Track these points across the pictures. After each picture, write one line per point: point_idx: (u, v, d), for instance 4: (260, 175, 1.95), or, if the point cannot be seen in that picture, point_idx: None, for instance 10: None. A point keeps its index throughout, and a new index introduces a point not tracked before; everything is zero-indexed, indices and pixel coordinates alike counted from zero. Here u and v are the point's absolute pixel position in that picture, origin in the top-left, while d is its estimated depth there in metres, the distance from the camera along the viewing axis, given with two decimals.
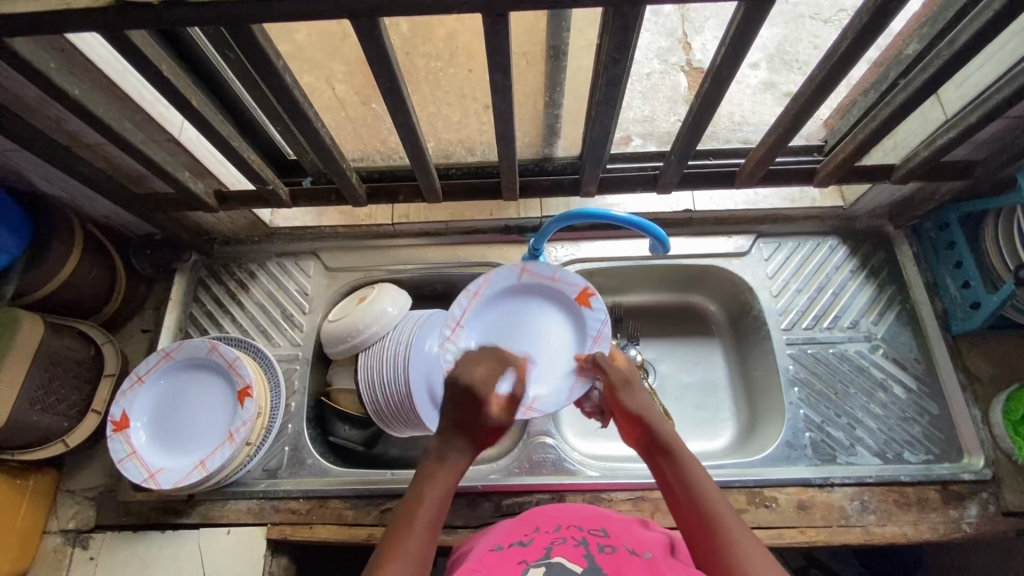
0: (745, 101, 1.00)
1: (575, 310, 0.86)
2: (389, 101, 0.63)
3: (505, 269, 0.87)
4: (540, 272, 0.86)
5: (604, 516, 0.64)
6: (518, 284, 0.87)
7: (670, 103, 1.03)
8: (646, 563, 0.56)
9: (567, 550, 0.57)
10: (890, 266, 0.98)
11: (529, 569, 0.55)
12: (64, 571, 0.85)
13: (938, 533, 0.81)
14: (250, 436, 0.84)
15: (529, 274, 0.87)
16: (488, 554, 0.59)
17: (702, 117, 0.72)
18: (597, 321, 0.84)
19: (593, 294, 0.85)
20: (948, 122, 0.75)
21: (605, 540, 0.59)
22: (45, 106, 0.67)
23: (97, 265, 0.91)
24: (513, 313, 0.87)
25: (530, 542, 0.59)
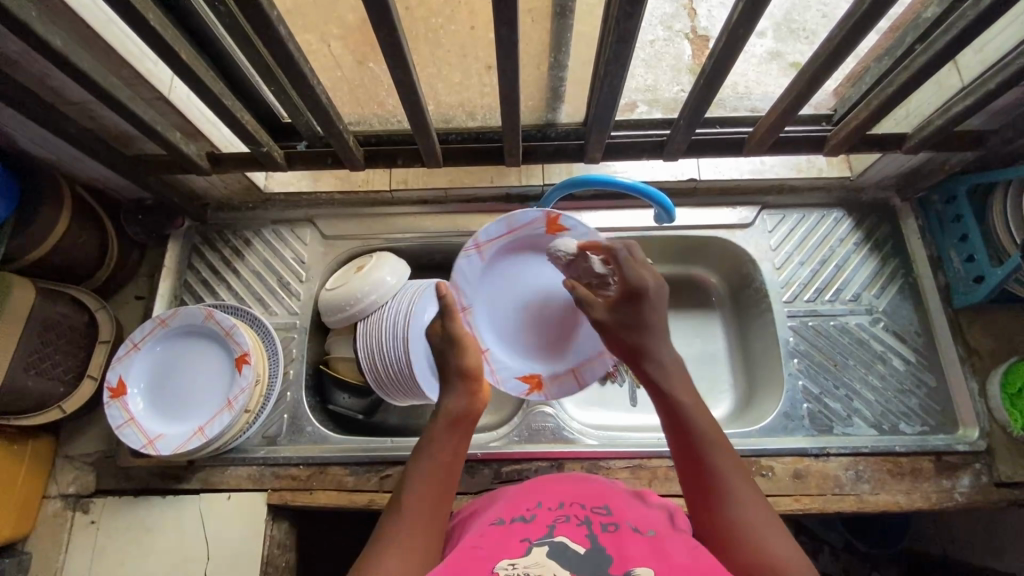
0: (750, 72, 0.97)
1: (554, 243, 0.83)
2: (389, 57, 0.60)
3: (464, 260, 0.80)
4: (494, 235, 0.81)
5: (607, 493, 0.63)
6: (484, 262, 0.82)
7: (672, 72, 0.99)
8: (651, 542, 0.54)
9: (570, 529, 0.56)
10: (894, 239, 0.97)
11: (531, 548, 0.53)
12: (65, 535, 0.86)
13: (930, 502, 0.82)
14: (249, 403, 0.84)
15: (485, 243, 0.81)
16: (488, 528, 0.57)
17: (714, 80, 0.69)
18: (583, 235, 0.80)
19: (557, 216, 0.80)
20: (965, 90, 0.73)
21: (608, 517, 0.58)
22: (28, 59, 0.64)
23: (88, 229, 0.88)
24: (507, 286, 0.84)
25: (533, 518, 0.58)
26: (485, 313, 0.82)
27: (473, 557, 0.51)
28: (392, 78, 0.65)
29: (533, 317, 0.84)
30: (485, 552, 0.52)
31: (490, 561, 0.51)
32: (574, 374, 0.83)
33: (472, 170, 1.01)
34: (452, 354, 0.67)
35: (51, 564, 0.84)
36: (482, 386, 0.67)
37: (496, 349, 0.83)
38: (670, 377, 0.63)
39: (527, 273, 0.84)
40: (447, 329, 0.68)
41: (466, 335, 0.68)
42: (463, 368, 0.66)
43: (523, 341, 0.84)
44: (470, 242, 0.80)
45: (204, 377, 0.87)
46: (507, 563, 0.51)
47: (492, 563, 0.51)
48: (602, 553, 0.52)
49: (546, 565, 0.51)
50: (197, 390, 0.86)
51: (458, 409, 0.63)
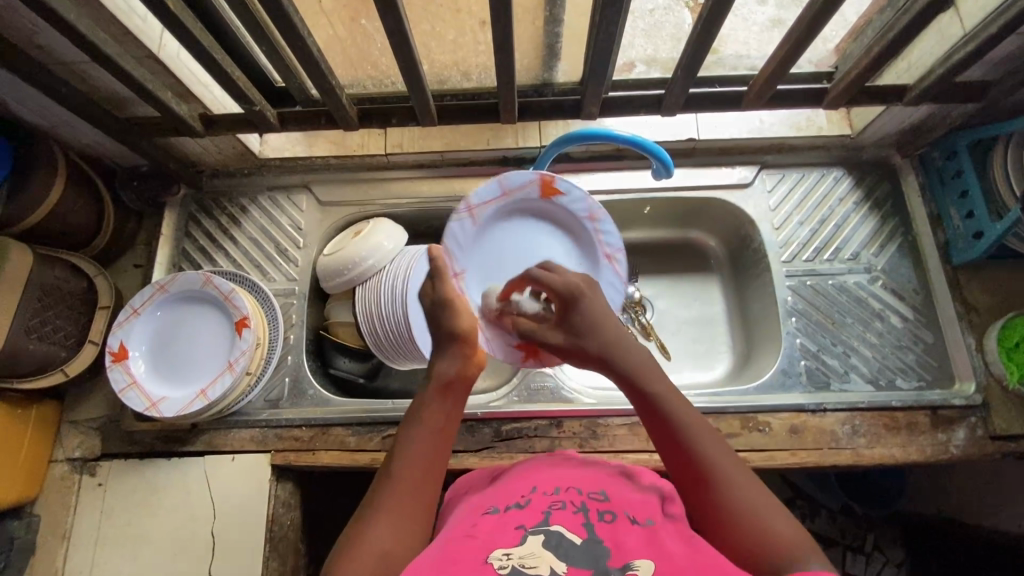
0: (750, 39, 0.96)
1: (546, 202, 0.84)
2: (381, 3, 0.59)
3: (455, 222, 0.79)
4: (487, 198, 0.81)
5: (604, 477, 0.65)
6: (475, 225, 0.81)
7: (673, 41, 0.97)
8: (649, 529, 0.55)
9: (566, 515, 0.57)
10: (894, 198, 0.97)
11: (527, 536, 0.54)
12: (73, 496, 0.87)
13: (925, 455, 0.83)
14: (250, 365, 0.84)
15: (476, 206, 0.80)
16: (483, 515, 0.59)
17: (710, 28, 0.67)
18: (578, 200, 0.84)
19: (552, 180, 0.82)
20: (967, 37, 0.72)
21: (605, 504, 0.59)
22: (15, 15, 0.63)
23: (83, 196, 0.88)
24: (498, 241, 0.84)
25: (528, 505, 0.59)
26: (480, 277, 0.81)
27: (468, 547, 0.53)
28: (383, 28, 0.64)
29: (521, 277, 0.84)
30: (481, 541, 0.55)
31: (486, 550, 0.53)
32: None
33: (470, 132, 1.00)
34: (444, 315, 0.70)
35: (60, 526, 0.86)
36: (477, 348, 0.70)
37: (495, 319, 0.80)
38: (636, 370, 0.65)
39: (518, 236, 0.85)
40: (437, 291, 0.71)
41: (458, 298, 0.71)
42: (457, 331, 0.69)
43: None
44: (464, 205, 0.79)
45: (204, 339, 0.87)
46: (501, 555, 0.52)
47: (486, 553, 0.53)
48: (598, 543, 0.54)
49: (543, 554, 0.52)
50: (197, 352, 0.86)
51: (449, 374, 0.66)
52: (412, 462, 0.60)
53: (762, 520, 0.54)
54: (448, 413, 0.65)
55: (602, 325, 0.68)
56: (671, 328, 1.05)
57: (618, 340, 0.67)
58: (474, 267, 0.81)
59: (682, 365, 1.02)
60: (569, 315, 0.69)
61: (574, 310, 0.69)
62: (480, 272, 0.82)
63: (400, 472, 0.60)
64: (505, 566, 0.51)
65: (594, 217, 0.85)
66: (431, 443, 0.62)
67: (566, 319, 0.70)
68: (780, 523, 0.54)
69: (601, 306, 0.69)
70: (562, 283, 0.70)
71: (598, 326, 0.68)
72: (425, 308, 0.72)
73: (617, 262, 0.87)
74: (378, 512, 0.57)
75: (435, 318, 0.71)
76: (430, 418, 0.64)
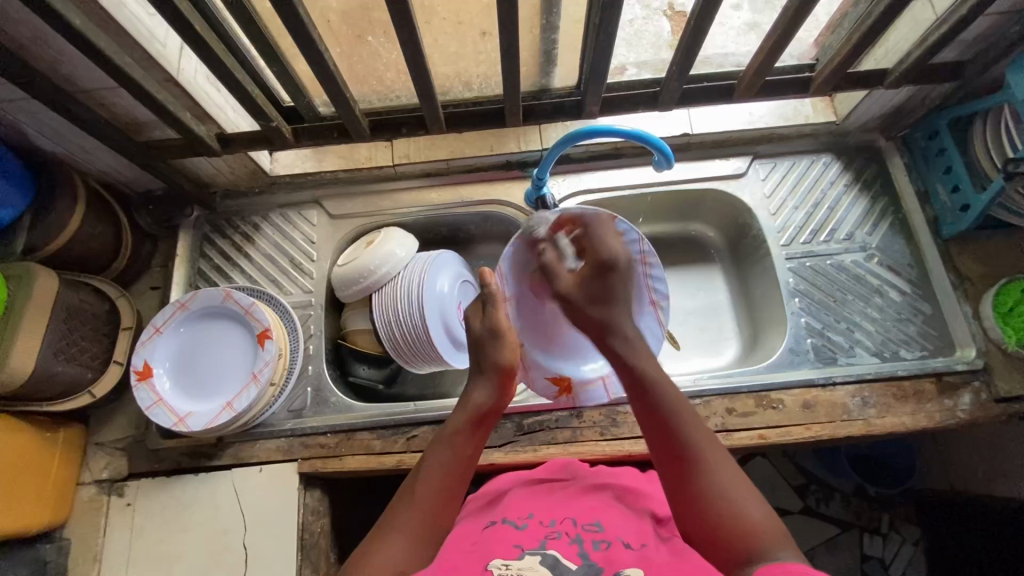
0: (729, 44, 1.01)
1: None
2: (395, 16, 0.63)
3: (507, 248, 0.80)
4: (546, 223, 0.80)
5: (599, 506, 0.67)
6: (530, 248, 0.80)
7: (654, 48, 1.03)
8: (638, 555, 0.58)
9: (563, 540, 0.59)
10: (883, 179, 1.01)
11: (524, 554, 0.57)
12: (102, 518, 0.88)
13: (934, 421, 0.86)
14: (274, 376, 0.86)
15: (528, 229, 0.83)
16: (485, 536, 0.62)
17: (708, 10, 0.69)
18: (633, 241, 0.79)
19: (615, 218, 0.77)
20: (939, 20, 0.77)
21: (600, 532, 0.61)
22: (42, 47, 0.66)
23: (102, 220, 0.90)
24: None
25: (525, 527, 0.63)
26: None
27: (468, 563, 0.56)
28: (396, 40, 0.68)
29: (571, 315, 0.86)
30: (479, 556, 0.58)
31: (484, 565, 0.56)
32: (601, 382, 0.87)
33: (473, 140, 1.04)
34: (493, 346, 0.73)
35: (91, 548, 0.86)
36: (513, 381, 0.74)
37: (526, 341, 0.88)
38: (631, 350, 0.68)
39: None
40: (489, 319, 0.75)
41: (505, 329, 0.74)
42: (500, 363, 0.72)
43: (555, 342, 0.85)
44: (516, 230, 0.83)
45: (224, 370, 0.88)
46: (501, 564, 0.56)
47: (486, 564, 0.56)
48: (592, 565, 0.56)
49: (538, 568, 0.55)
50: (218, 381, 0.88)
51: (484, 407, 0.70)
52: (433, 488, 0.63)
53: (738, 508, 0.56)
54: (476, 445, 0.69)
55: (616, 301, 0.71)
56: (678, 318, 1.08)
57: (626, 321, 0.71)
58: (522, 296, 0.82)
59: (692, 353, 1.05)
60: (596, 280, 0.72)
61: (603, 280, 0.72)
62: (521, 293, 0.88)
63: (425, 490, 0.63)
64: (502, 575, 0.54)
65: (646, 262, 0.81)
66: (457, 472, 0.65)
67: (591, 283, 0.72)
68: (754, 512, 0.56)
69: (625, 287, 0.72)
70: (608, 252, 0.73)
71: (612, 301, 0.71)
72: (472, 330, 0.76)
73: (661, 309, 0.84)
74: (401, 525, 0.60)
75: (481, 348, 0.74)
76: (459, 448, 0.67)
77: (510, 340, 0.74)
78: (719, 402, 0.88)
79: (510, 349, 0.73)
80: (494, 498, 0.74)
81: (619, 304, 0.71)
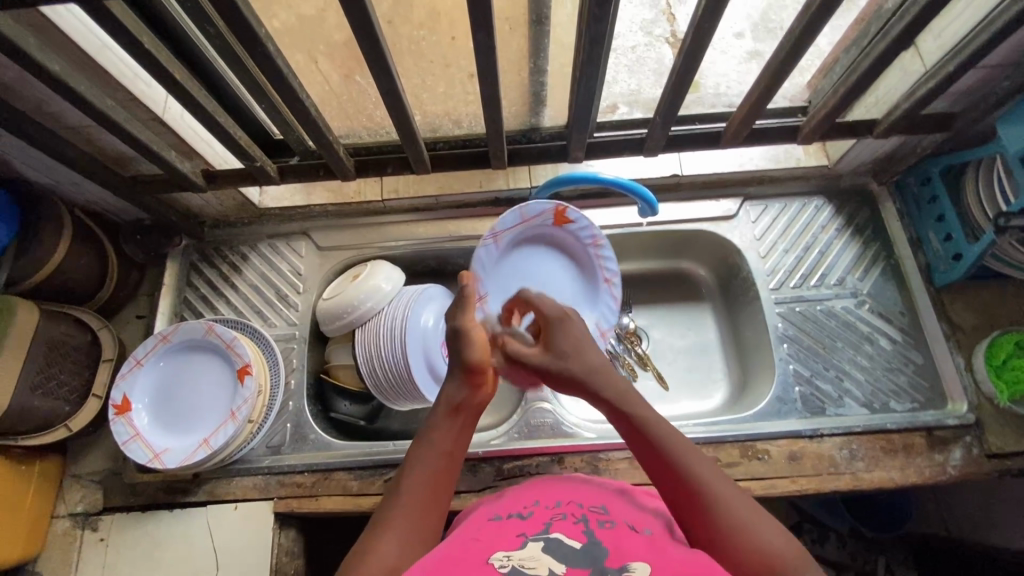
0: (731, 72, 1.01)
1: (559, 229, 0.94)
2: (374, 68, 0.64)
3: (484, 246, 0.90)
4: (510, 224, 0.91)
5: (600, 491, 0.64)
6: (499, 248, 0.92)
7: (656, 75, 1.02)
8: (647, 540, 0.55)
9: (567, 525, 0.56)
10: (874, 224, 1.00)
11: (527, 541, 0.54)
12: (76, 552, 0.87)
13: (924, 476, 0.84)
14: (251, 413, 0.85)
15: (502, 234, 0.91)
16: (486, 524, 0.59)
17: (693, 57, 0.69)
18: (583, 228, 0.93)
19: (566, 210, 0.91)
20: (927, 74, 0.76)
21: (604, 516, 0.59)
22: (28, 88, 0.67)
23: (88, 251, 0.91)
24: (518, 267, 0.94)
25: (530, 516, 0.59)
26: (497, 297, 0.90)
27: (470, 552, 0.53)
28: (377, 88, 0.68)
29: None
30: (480, 546, 0.54)
31: (487, 552, 0.53)
32: None
33: (463, 176, 1.04)
34: (460, 347, 0.67)
35: None
36: (486, 378, 0.68)
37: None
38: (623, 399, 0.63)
39: (533, 262, 0.95)
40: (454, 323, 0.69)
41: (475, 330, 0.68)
42: (470, 362, 0.66)
43: None
44: (490, 232, 0.90)
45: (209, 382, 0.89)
46: (503, 555, 0.52)
47: (488, 555, 0.52)
48: (597, 547, 0.53)
49: (542, 557, 0.51)
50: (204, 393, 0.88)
51: (458, 399, 0.65)
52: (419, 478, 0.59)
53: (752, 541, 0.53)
54: (458, 441, 0.64)
55: (585, 348, 0.67)
56: (667, 357, 1.06)
57: (604, 370, 0.65)
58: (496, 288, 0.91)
59: (680, 395, 1.03)
60: (559, 335, 0.68)
61: (561, 334, 0.68)
62: (498, 291, 0.92)
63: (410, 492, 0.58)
64: (505, 566, 0.50)
65: (597, 243, 0.94)
66: (440, 463, 0.61)
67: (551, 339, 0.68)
68: (769, 541, 0.53)
69: (577, 327, 0.69)
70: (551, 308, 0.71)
71: (580, 351, 0.66)
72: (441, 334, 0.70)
73: (613, 284, 0.96)
74: (389, 529, 0.55)
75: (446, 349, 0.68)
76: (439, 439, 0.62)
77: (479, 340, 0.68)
78: (702, 451, 0.86)
79: (478, 348, 0.67)
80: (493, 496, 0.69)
81: (589, 347, 0.67)
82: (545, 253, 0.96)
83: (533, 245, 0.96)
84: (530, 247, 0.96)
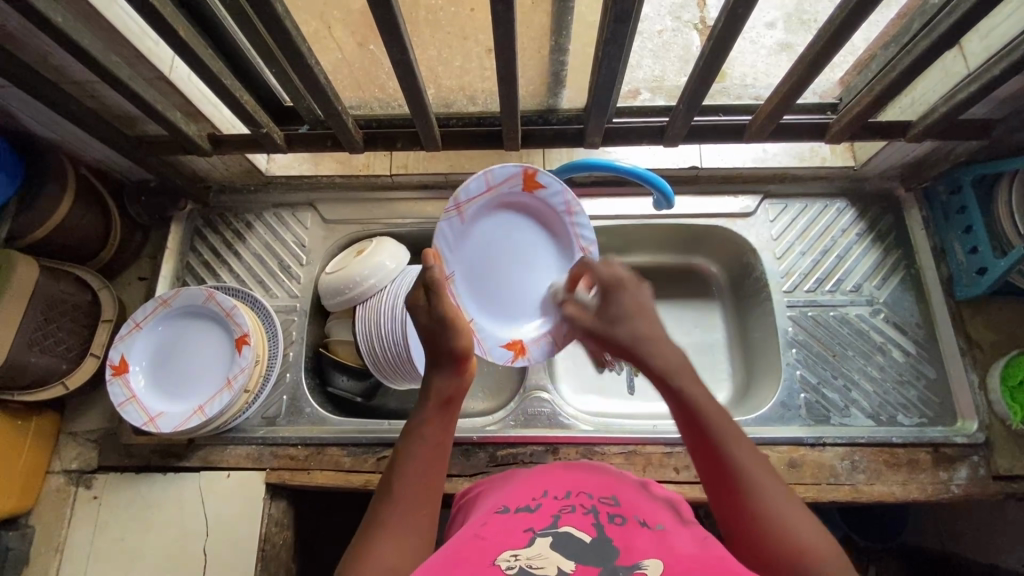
0: (759, 63, 0.97)
1: (530, 198, 0.83)
2: (386, 37, 0.61)
3: (445, 222, 0.77)
4: (473, 194, 0.78)
5: (615, 484, 0.62)
6: (463, 222, 0.79)
7: (681, 62, 0.98)
8: (657, 535, 0.53)
9: (577, 519, 0.54)
10: (897, 230, 0.96)
11: (535, 537, 0.52)
12: (68, 509, 0.87)
13: (926, 493, 0.82)
14: (248, 383, 0.84)
15: (466, 203, 0.78)
16: (494, 517, 0.57)
17: (720, 48, 0.65)
18: (557, 193, 0.82)
19: (535, 173, 0.80)
20: (970, 76, 0.72)
21: (615, 510, 0.57)
22: (31, 39, 0.65)
23: (92, 210, 0.89)
24: (489, 238, 0.82)
25: (538, 508, 0.57)
26: (466, 279, 0.81)
27: (475, 548, 0.51)
28: (389, 59, 0.65)
29: (512, 279, 0.84)
30: (487, 543, 0.52)
31: (493, 549, 0.50)
32: (554, 337, 0.83)
33: (475, 156, 1.01)
34: (444, 335, 0.63)
35: (54, 538, 0.86)
36: (471, 364, 0.66)
37: (479, 313, 0.83)
38: (669, 371, 0.58)
39: (507, 231, 0.83)
40: (433, 310, 0.64)
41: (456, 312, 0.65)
42: (455, 349, 0.64)
43: (503, 308, 0.84)
44: (452, 203, 0.78)
45: (205, 356, 0.88)
46: (510, 555, 0.50)
47: (494, 554, 0.50)
48: (608, 544, 0.51)
49: (550, 555, 0.49)
50: (201, 368, 0.87)
51: (447, 392, 0.63)
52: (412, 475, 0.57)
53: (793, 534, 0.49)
54: (445, 431, 0.62)
55: (637, 316, 0.62)
56: None
57: (656, 339, 0.61)
58: (461, 264, 0.81)
59: None
60: (606, 305, 0.64)
61: (612, 301, 0.63)
62: (465, 271, 0.82)
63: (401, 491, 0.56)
64: (512, 566, 0.48)
65: (571, 211, 0.83)
66: (432, 456, 0.59)
67: (602, 307, 0.64)
68: (810, 541, 0.49)
69: (641, 293, 0.64)
70: (605, 273, 0.65)
71: (634, 318, 0.62)
72: None
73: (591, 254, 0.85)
74: (387, 529, 0.54)
75: (431, 339, 0.64)
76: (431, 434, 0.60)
77: (460, 322, 0.64)
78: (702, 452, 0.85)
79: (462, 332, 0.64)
80: (501, 483, 0.67)
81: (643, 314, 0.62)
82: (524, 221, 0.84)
83: (504, 215, 0.83)
84: (501, 217, 0.83)
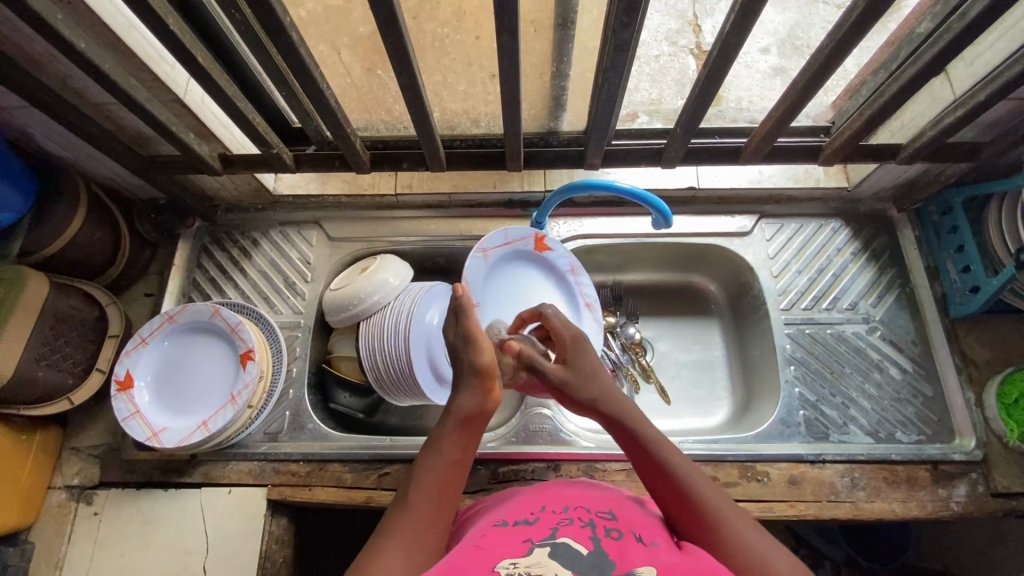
0: (754, 86, 1.00)
1: (539, 256, 0.97)
2: (396, 63, 0.64)
3: (472, 260, 0.90)
4: (498, 243, 0.93)
5: (613, 499, 0.63)
6: (489, 264, 0.93)
7: (677, 86, 1.01)
8: (652, 551, 0.53)
9: (574, 531, 0.55)
10: (891, 250, 0.98)
11: (534, 549, 0.52)
12: (68, 525, 0.87)
13: (926, 511, 0.83)
14: (252, 399, 0.85)
15: (489, 249, 0.92)
16: (492, 530, 0.57)
17: (716, 76, 0.68)
18: (562, 256, 0.97)
19: (546, 238, 0.95)
20: (957, 101, 0.75)
21: (612, 523, 0.57)
22: (53, 62, 0.67)
23: (102, 228, 0.91)
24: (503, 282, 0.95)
25: (536, 521, 0.58)
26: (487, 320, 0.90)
27: (474, 558, 0.51)
28: (397, 83, 0.68)
29: None
30: (485, 554, 0.52)
31: (491, 560, 0.51)
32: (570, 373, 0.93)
33: (478, 175, 1.04)
34: (466, 350, 0.65)
35: (53, 555, 0.86)
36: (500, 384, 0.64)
37: None
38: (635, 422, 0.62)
39: (508, 283, 0.95)
40: (460, 326, 0.66)
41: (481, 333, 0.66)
42: (480, 366, 0.63)
43: None
44: (476, 247, 0.91)
45: (213, 371, 0.89)
46: (508, 564, 0.50)
47: (494, 562, 0.50)
48: (604, 556, 0.52)
49: (548, 566, 0.50)
50: (214, 380, 0.87)
51: (471, 408, 0.61)
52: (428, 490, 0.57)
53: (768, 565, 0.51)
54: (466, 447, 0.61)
55: (596, 376, 0.66)
56: (672, 371, 1.05)
57: (616, 393, 0.64)
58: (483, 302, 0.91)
59: (681, 408, 1.02)
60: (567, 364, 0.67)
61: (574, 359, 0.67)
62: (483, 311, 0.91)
63: (415, 500, 0.57)
64: (511, 575, 0.49)
65: (575, 271, 0.97)
66: (451, 473, 0.58)
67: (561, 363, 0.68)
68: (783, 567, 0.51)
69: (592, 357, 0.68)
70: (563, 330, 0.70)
71: (594, 377, 0.66)
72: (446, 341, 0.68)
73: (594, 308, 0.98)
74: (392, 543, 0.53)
75: (457, 353, 0.65)
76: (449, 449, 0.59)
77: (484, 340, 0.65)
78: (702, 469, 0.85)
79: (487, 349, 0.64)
80: (498, 499, 0.67)
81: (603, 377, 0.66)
82: (525, 269, 0.97)
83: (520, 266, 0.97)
84: (518, 269, 0.97)
